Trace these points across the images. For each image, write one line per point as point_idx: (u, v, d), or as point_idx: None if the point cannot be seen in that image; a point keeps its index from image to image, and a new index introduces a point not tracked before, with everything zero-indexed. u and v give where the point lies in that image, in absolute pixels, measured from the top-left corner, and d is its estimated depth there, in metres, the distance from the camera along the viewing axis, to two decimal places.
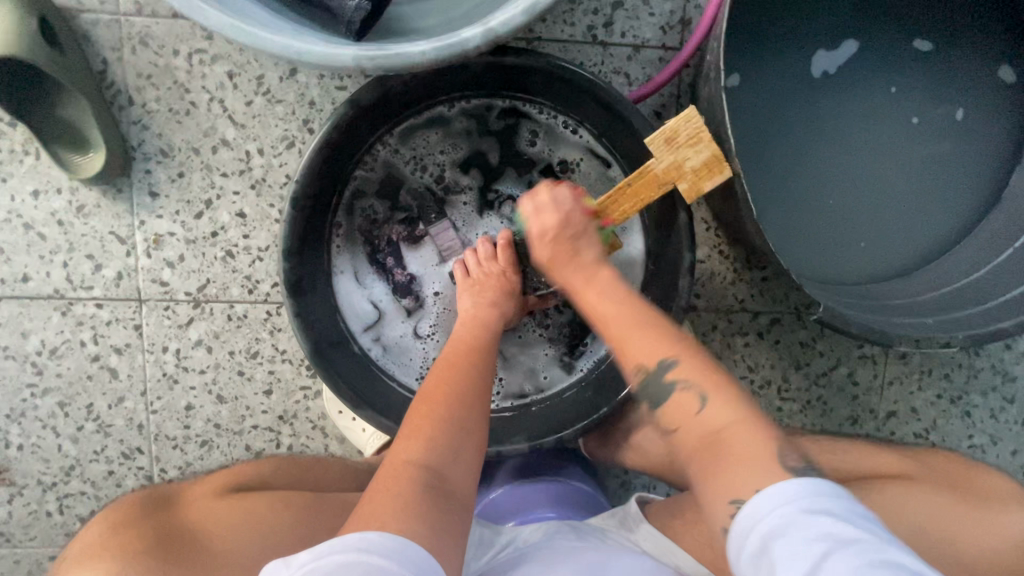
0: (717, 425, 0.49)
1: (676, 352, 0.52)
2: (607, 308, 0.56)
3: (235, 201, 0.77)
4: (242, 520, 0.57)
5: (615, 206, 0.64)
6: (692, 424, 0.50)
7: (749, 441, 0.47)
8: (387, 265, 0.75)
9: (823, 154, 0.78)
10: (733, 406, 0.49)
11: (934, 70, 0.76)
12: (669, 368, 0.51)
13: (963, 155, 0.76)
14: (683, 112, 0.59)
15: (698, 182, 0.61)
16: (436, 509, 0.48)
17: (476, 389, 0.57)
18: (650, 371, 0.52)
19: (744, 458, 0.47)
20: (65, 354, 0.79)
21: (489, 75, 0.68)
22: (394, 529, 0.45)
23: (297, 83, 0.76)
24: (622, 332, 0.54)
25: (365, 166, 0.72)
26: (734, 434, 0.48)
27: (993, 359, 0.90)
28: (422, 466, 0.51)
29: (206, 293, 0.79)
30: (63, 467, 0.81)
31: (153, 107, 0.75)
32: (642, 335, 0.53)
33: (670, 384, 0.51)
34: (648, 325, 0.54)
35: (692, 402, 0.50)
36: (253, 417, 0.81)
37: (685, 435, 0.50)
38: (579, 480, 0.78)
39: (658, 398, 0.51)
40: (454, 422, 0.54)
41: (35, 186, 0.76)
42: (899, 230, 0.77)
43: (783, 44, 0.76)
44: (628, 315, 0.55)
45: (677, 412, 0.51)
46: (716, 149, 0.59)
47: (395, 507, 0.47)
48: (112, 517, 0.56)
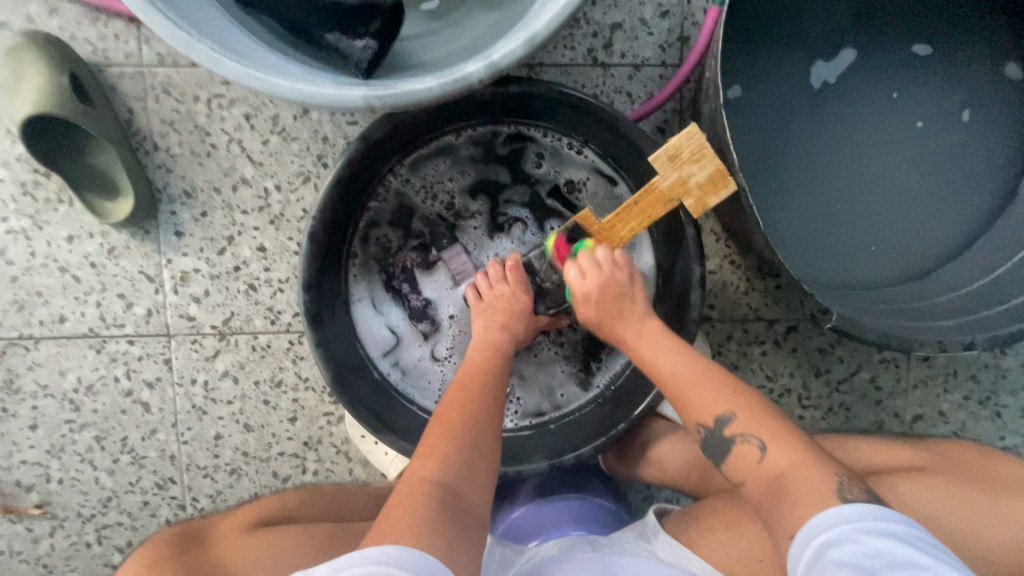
0: (780, 471, 0.52)
1: (724, 400, 0.56)
2: (663, 363, 0.60)
3: (255, 236, 0.80)
4: (266, 555, 0.60)
5: (622, 224, 0.66)
6: (757, 472, 0.53)
7: (809, 486, 0.50)
8: (403, 292, 0.77)
9: (828, 161, 0.78)
10: (792, 447, 0.53)
11: (936, 73, 0.76)
12: (729, 423, 0.55)
13: (972, 154, 0.76)
14: (684, 130, 0.60)
15: (705, 198, 0.62)
16: (452, 525, 0.49)
17: (490, 409, 0.59)
18: (711, 428, 0.56)
19: (797, 497, 0.50)
20: (100, 390, 0.82)
21: (493, 104, 0.69)
22: (409, 544, 0.46)
23: (310, 120, 0.79)
24: (684, 388, 0.58)
25: (378, 197, 0.74)
26: (796, 477, 0.51)
27: (1021, 357, 0.88)
28: (437, 482, 0.52)
29: (231, 325, 0.81)
30: (101, 499, 0.84)
31: (176, 151, 0.79)
32: (693, 392, 0.57)
33: (730, 438, 0.55)
34: (689, 375, 0.58)
35: (755, 452, 0.54)
36: (279, 444, 0.84)
37: (751, 483, 0.54)
38: (599, 496, 0.79)
39: (721, 453, 0.55)
40: (467, 440, 0.55)
41: (68, 232, 0.79)
42: (911, 232, 0.77)
43: (783, 55, 0.76)
44: (689, 367, 0.59)
45: (742, 464, 0.54)
46: (720, 164, 0.60)
47: (409, 523, 0.48)
48: (145, 555, 0.59)
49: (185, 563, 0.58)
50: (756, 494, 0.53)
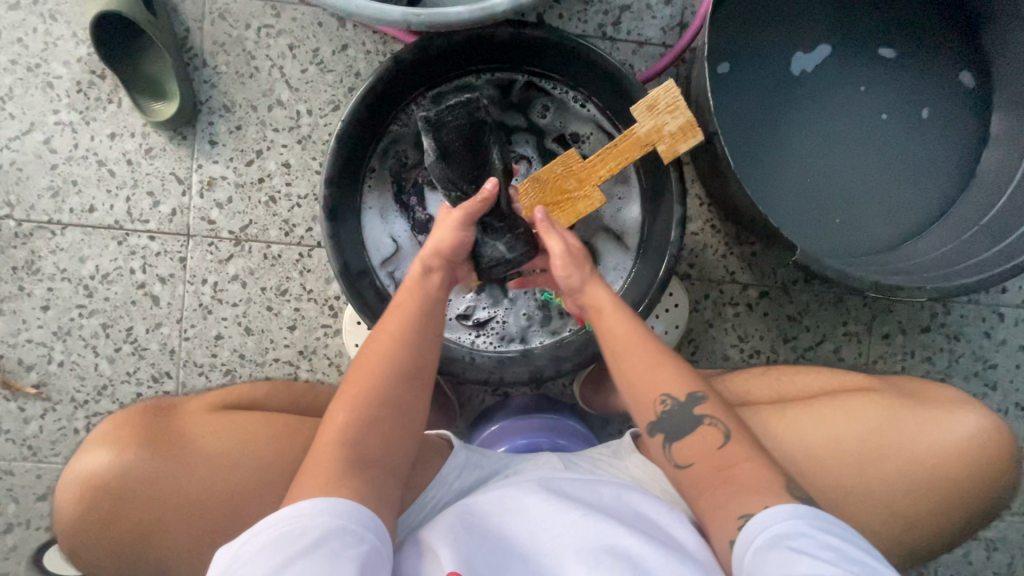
0: (734, 462, 0.55)
1: (678, 383, 0.60)
2: (614, 335, 0.64)
3: (282, 152, 0.88)
4: (225, 428, 0.58)
5: (600, 166, 0.76)
6: (712, 456, 0.56)
7: (765, 477, 0.54)
8: (410, 206, 0.85)
9: (805, 138, 0.87)
10: (748, 444, 0.57)
11: (901, 73, 0.87)
12: (699, 403, 0.58)
13: (926, 150, 0.87)
14: (662, 85, 0.72)
15: (675, 145, 0.73)
16: (356, 483, 0.52)
17: (405, 365, 0.59)
18: (680, 403, 0.59)
19: (747, 488, 0.53)
20: (115, 280, 0.87)
21: (512, 51, 0.78)
22: (326, 497, 0.49)
23: (347, 56, 0.88)
24: (648, 363, 0.61)
25: (400, 122, 0.82)
26: (746, 471, 0.55)
27: (973, 345, 0.96)
28: (342, 444, 0.54)
29: (247, 232, 0.88)
30: (96, 386, 0.87)
31: (222, 70, 0.87)
32: (640, 371, 0.61)
33: (699, 417, 0.58)
34: (654, 355, 0.61)
35: (716, 437, 0.57)
36: (275, 350, 0.88)
37: (700, 465, 0.57)
38: (573, 420, 0.84)
39: (684, 430, 0.58)
40: (376, 402, 0.56)
41: (112, 129, 0.86)
42: (870, 213, 0.87)
43: (770, 42, 0.87)
44: (650, 348, 0.62)
45: (697, 445, 0.57)
46: (690, 116, 0.72)
47: (315, 488, 0.51)
48: (115, 421, 0.59)
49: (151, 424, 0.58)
50: (700, 478, 0.56)
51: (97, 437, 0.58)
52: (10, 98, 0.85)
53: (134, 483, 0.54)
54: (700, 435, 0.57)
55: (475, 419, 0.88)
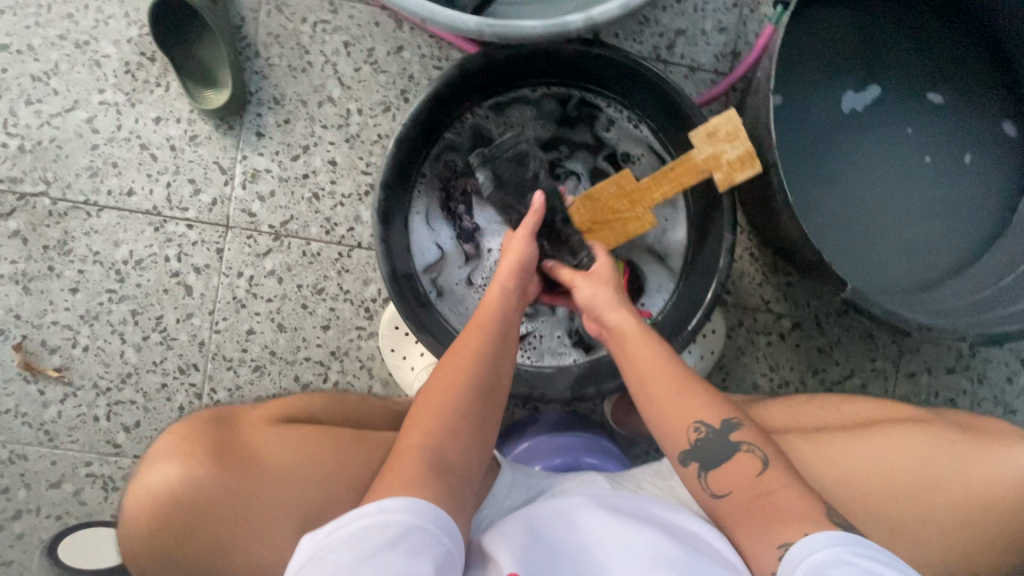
0: (771, 490, 0.54)
1: (707, 406, 0.58)
2: (645, 361, 0.61)
3: (329, 149, 0.87)
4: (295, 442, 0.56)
5: (656, 187, 0.74)
6: (750, 483, 0.55)
7: (803, 504, 0.52)
8: (456, 213, 0.84)
9: (849, 174, 0.88)
10: (785, 470, 0.55)
11: (945, 119, 0.89)
12: (734, 428, 0.57)
13: (966, 195, 0.88)
14: (723, 113, 0.71)
15: (732, 174, 0.72)
16: (439, 483, 0.52)
17: (488, 373, 0.60)
18: (714, 429, 0.57)
19: (780, 516, 0.52)
20: (149, 266, 0.85)
21: (574, 66, 0.79)
22: (413, 496, 0.50)
23: (402, 58, 0.87)
24: (672, 391, 0.59)
25: (454, 129, 0.82)
26: (785, 499, 0.53)
27: (995, 390, 0.97)
28: (426, 448, 0.54)
29: (288, 228, 0.86)
30: (120, 374, 0.85)
31: (275, 62, 0.86)
32: (670, 398, 0.59)
33: (735, 444, 0.56)
34: (678, 382, 0.59)
35: (753, 465, 0.55)
36: (307, 349, 0.87)
37: (736, 492, 0.55)
38: (606, 440, 0.83)
39: (723, 458, 0.56)
40: (456, 406, 0.57)
41: (157, 113, 0.85)
42: (910, 251, 0.87)
43: (822, 78, 0.88)
44: (674, 373, 0.60)
45: (732, 475, 0.56)
46: (750, 147, 0.71)
47: (399, 485, 0.51)
48: (177, 434, 0.56)
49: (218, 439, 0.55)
50: (741, 508, 0.55)
51: (157, 450, 0.54)
52: (55, 73, 0.83)
53: (205, 503, 0.51)
54: (735, 462, 0.56)
55: (505, 433, 0.87)
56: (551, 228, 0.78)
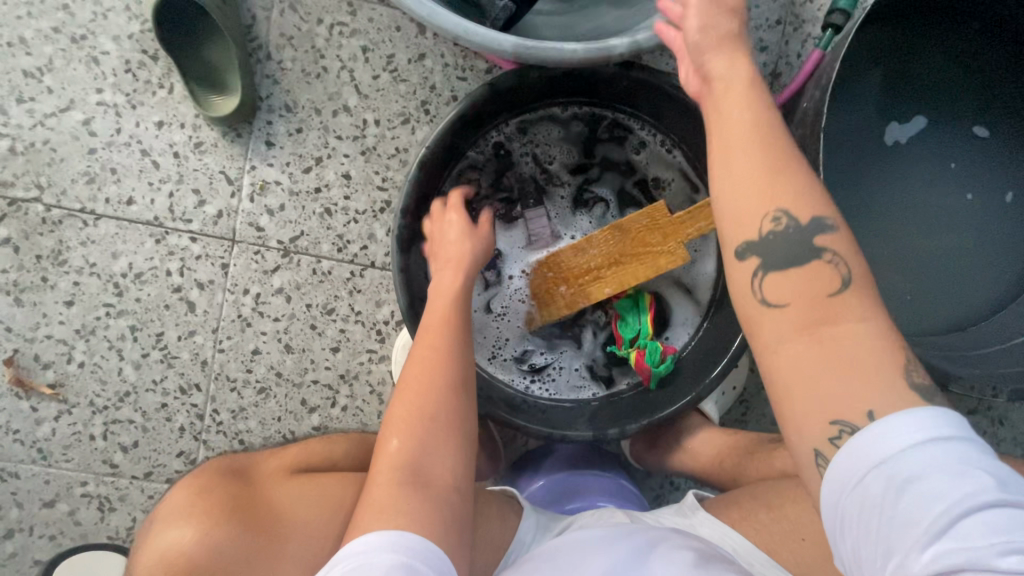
0: (840, 333, 0.40)
1: (800, 193, 0.43)
2: (722, 123, 0.47)
3: (344, 162, 0.82)
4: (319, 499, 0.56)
5: (691, 222, 0.70)
6: (821, 300, 0.41)
7: (872, 355, 0.39)
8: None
9: (887, 210, 0.85)
10: (878, 334, 0.41)
11: (990, 154, 0.85)
12: (821, 230, 0.43)
13: (1007, 235, 0.84)
14: None
15: None
16: (418, 498, 0.52)
17: (449, 378, 0.59)
18: (794, 222, 0.43)
19: (841, 361, 0.40)
20: (149, 280, 0.80)
21: (609, 88, 0.74)
22: (386, 529, 0.50)
23: (423, 67, 0.82)
24: (744, 171, 0.45)
25: (477, 148, 0.77)
26: (855, 348, 0.40)
27: (1016, 432, 0.95)
28: (398, 464, 0.54)
29: (298, 244, 0.82)
30: (118, 392, 0.81)
31: (287, 65, 0.80)
32: (753, 175, 0.44)
33: (815, 246, 0.42)
34: (765, 169, 0.44)
35: (830, 280, 0.42)
36: (315, 372, 0.83)
37: (796, 301, 0.42)
38: (622, 476, 0.82)
39: (792, 262, 0.43)
40: (421, 415, 0.57)
41: (160, 117, 0.79)
42: (945, 292, 0.84)
43: (865, 108, 0.83)
44: (758, 155, 0.45)
45: (799, 284, 0.42)
46: None
47: (377, 510, 0.51)
48: (190, 493, 0.53)
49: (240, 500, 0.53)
50: (793, 324, 0.42)
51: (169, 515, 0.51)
52: (49, 69, 0.78)
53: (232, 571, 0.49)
54: (806, 268, 0.42)
55: (519, 466, 0.85)
56: (573, 258, 0.73)
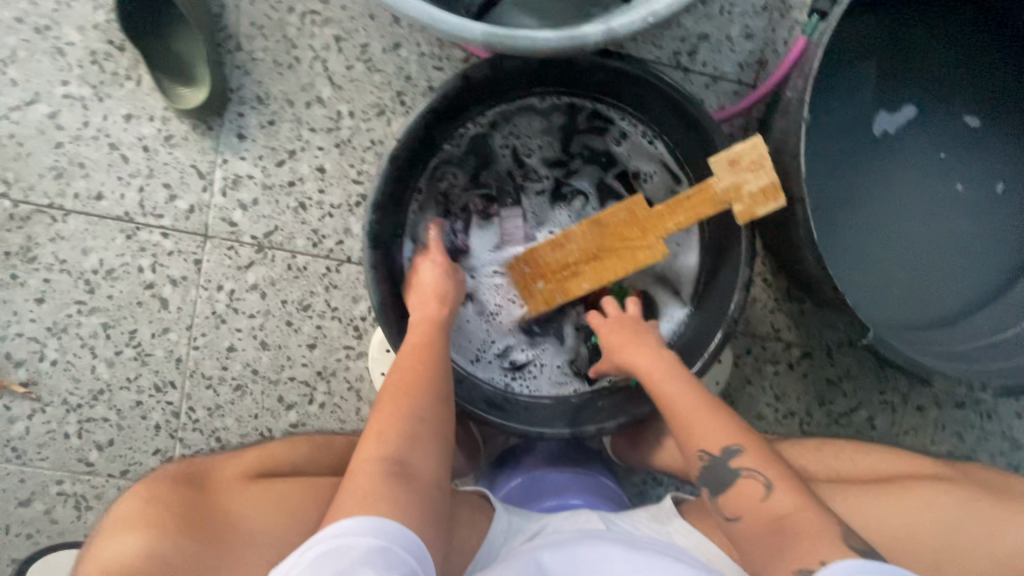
0: (781, 511, 0.52)
1: (725, 434, 0.57)
2: (666, 396, 0.61)
3: (318, 155, 0.80)
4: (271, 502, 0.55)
5: (670, 214, 0.67)
6: (757, 510, 0.53)
7: (807, 521, 0.50)
8: (453, 233, 0.78)
9: (874, 200, 0.83)
10: (790, 488, 0.53)
11: (980, 143, 0.83)
12: (737, 454, 0.55)
13: (995, 227, 0.83)
14: (749, 140, 0.65)
15: (753, 207, 0.65)
16: (402, 491, 0.51)
17: (438, 386, 0.60)
18: (715, 457, 0.56)
19: (800, 534, 0.49)
20: (121, 277, 0.79)
21: (587, 78, 0.71)
22: (369, 514, 0.48)
23: (398, 57, 0.80)
24: (688, 416, 0.59)
25: (452, 142, 0.75)
26: (801, 519, 0.50)
27: (1004, 425, 0.94)
28: (382, 458, 0.53)
29: (272, 240, 0.80)
30: (92, 390, 0.80)
31: (258, 56, 0.78)
32: (699, 423, 0.58)
33: (736, 471, 0.55)
34: (699, 408, 0.59)
35: (759, 489, 0.54)
36: (291, 369, 0.82)
37: (746, 520, 0.53)
38: (602, 475, 0.82)
39: (724, 486, 0.55)
40: (409, 416, 0.57)
41: (128, 110, 0.77)
42: (933, 286, 0.82)
43: (853, 97, 0.81)
44: (697, 402, 0.60)
45: (744, 500, 0.54)
46: (775, 178, 0.64)
47: (359, 499, 0.49)
48: (137, 499, 0.52)
49: (185, 504, 0.52)
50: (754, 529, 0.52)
51: (115, 521, 0.50)
52: (15, 62, 0.76)
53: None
54: (737, 488, 0.54)
55: (497, 462, 0.83)
56: (552, 253, 0.71)
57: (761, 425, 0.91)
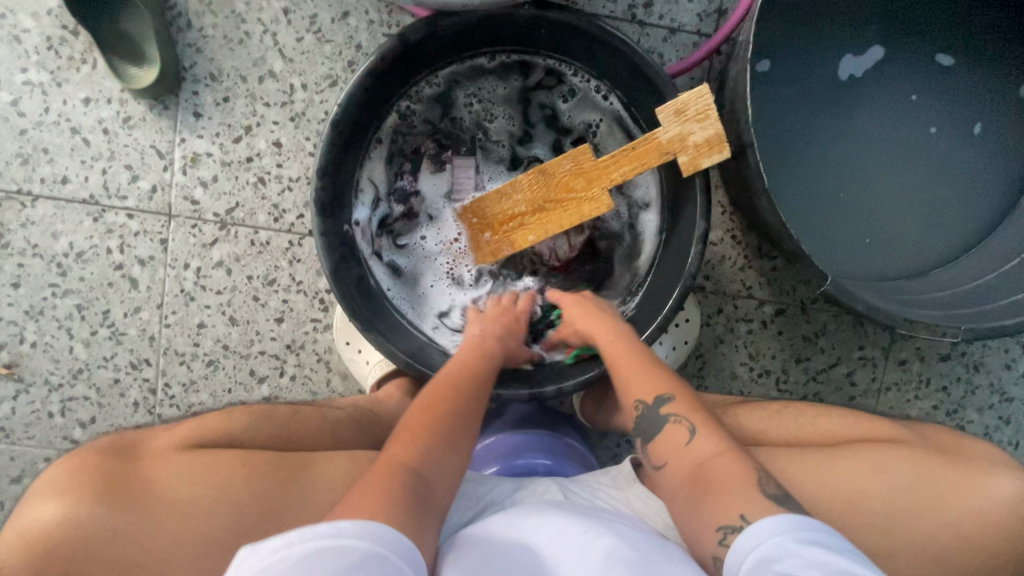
0: (704, 456, 0.55)
1: (657, 386, 0.61)
2: (613, 355, 0.65)
3: (273, 130, 0.80)
4: (190, 473, 0.55)
5: (614, 167, 0.68)
6: (683, 454, 0.57)
7: (728, 469, 0.53)
8: (406, 191, 0.78)
9: (842, 148, 0.80)
10: (713, 435, 0.57)
11: (953, 83, 0.79)
12: (667, 402, 0.60)
13: (971, 170, 0.79)
14: (696, 89, 0.65)
15: (698, 158, 0.66)
16: (419, 503, 0.48)
17: (473, 412, 0.59)
18: (648, 405, 0.60)
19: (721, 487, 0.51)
20: (91, 259, 0.81)
21: (534, 33, 0.70)
22: (377, 520, 0.44)
23: (347, 25, 0.79)
24: (626, 372, 0.63)
25: (403, 105, 0.75)
26: (716, 463, 0.54)
27: (992, 377, 0.91)
28: (411, 466, 0.51)
29: (233, 216, 0.81)
30: (71, 369, 0.82)
31: (209, 33, 0.79)
32: (632, 376, 0.63)
33: (665, 416, 0.59)
34: (635, 361, 0.64)
35: (684, 434, 0.57)
36: (261, 343, 0.83)
37: (676, 466, 0.57)
38: (570, 437, 0.81)
39: (656, 432, 0.59)
40: (446, 434, 0.55)
41: (86, 94, 0.79)
42: (906, 236, 0.80)
43: (814, 40, 0.79)
44: (633, 357, 0.64)
45: (671, 446, 0.58)
46: (720, 128, 0.65)
47: (379, 497, 0.46)
48: (66, 463, 0.56)
49: (108, 471, 0.55)
50: (678, 476, 0.56)
51: (44, 485, 0.54)
52: None
53: (88, 539, 0.51)
54: (667, 435, 0.58)
55: None
56: (498, 205, 0.71)
57: (736, 384, 0.89)
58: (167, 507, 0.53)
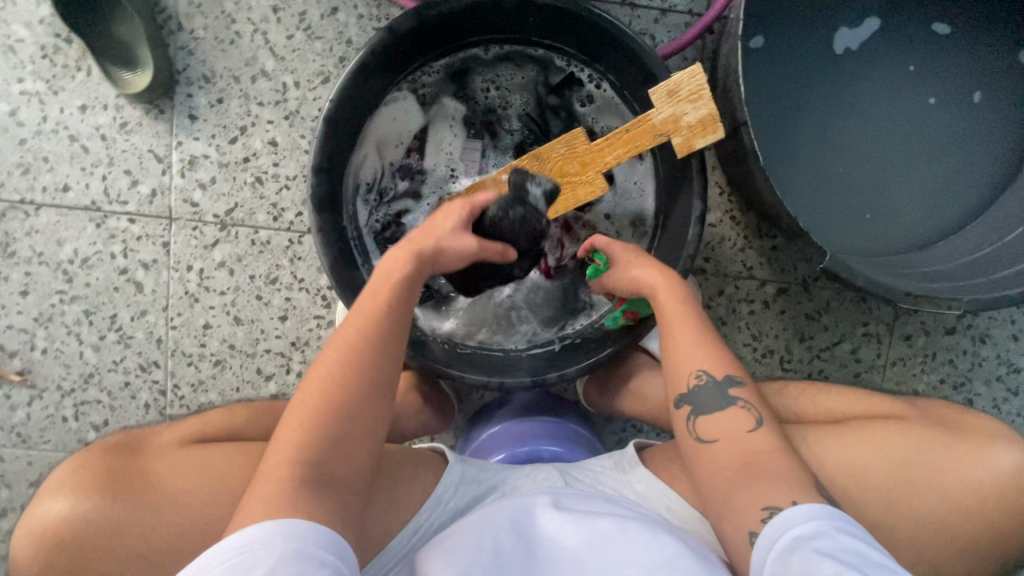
0: (760, 449, 0.52)
1: (725, 364, 0.57)
2: (673, 321, 0.59)
3: (269, 129, 0.81)
4: (193, 467, 0.58)
5: (608, 150, 0.67)
6: (740, 440, 0.53)
7: (779, 466, 0.51)
8: (412, 167, 0.79)
9: (839, 123, 0.80)
10: (773, 432, 0.54)
11: (951, 52, 0.78)
12: (736, 385, 0.55)
13: (972, 140, 0.78)
14: (688, 69, 0.64)
15: (692, 138, 0.65)
16: (316, 497, 0.47)
17: (374, 376, 0.53)
18: (715, 381, 0.56)
19: (755, 478, 0.50)
20: (95, 265, 0.82)
21: (524, 21, 0.70)
22: (275, 518, 0.44)
23: (337, 21, 0.79)
24: (691, 343, 0.58)
25: (400, 97, 0.76)
26: (774, 459, 0.51)
27: (998, 348, 0.90)
28: (302, 463, 0.48)
29: (233, 217, 0.82)
30: (82, 374, 0.84)
31: (200, 35, 0.79)
32: (701, 350, 0.57)
33: (733, 399, 0.55)
34: (700, 336, 0.58)
35: (748, 421, 0.54)
36: (266, 341, 0.84)
37: (726, 448, 0.53)
38: (576, 424, 0.82)
39: (717, 408, 0.55)
40: (341, 412, 0.51)
41: (83, 101, 0.79)
42: (906, 209, 0.79)
43: (808, 14, 0.78)
44: (699, 332, 0.59)
45: (727, 429, 0.54)
46: (713, 109, 0.65)
47: (266, 508, 0.45)
48: (73, 460, 0.58)
49: (113, 466, 0.57)
50: (725, 461, 0.52)
51: (50, 484, 0.56)
52: None
53: (97, 531, 0.53)
54: (730, 414, 0.54)
55: (474, 418, 0.85)
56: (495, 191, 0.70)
57: (740, 365, 0.89)
58: (174, 499, 0.55)
